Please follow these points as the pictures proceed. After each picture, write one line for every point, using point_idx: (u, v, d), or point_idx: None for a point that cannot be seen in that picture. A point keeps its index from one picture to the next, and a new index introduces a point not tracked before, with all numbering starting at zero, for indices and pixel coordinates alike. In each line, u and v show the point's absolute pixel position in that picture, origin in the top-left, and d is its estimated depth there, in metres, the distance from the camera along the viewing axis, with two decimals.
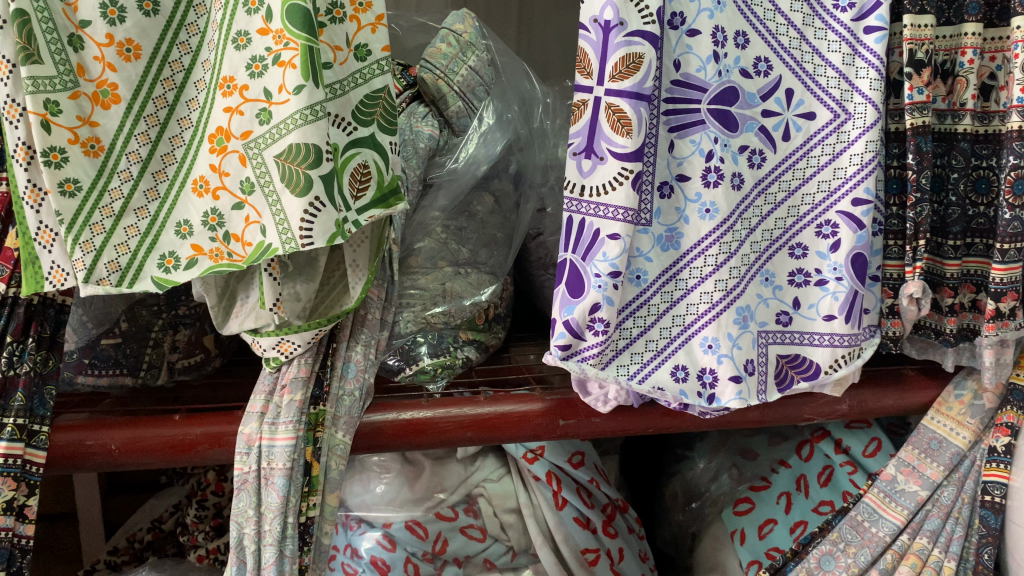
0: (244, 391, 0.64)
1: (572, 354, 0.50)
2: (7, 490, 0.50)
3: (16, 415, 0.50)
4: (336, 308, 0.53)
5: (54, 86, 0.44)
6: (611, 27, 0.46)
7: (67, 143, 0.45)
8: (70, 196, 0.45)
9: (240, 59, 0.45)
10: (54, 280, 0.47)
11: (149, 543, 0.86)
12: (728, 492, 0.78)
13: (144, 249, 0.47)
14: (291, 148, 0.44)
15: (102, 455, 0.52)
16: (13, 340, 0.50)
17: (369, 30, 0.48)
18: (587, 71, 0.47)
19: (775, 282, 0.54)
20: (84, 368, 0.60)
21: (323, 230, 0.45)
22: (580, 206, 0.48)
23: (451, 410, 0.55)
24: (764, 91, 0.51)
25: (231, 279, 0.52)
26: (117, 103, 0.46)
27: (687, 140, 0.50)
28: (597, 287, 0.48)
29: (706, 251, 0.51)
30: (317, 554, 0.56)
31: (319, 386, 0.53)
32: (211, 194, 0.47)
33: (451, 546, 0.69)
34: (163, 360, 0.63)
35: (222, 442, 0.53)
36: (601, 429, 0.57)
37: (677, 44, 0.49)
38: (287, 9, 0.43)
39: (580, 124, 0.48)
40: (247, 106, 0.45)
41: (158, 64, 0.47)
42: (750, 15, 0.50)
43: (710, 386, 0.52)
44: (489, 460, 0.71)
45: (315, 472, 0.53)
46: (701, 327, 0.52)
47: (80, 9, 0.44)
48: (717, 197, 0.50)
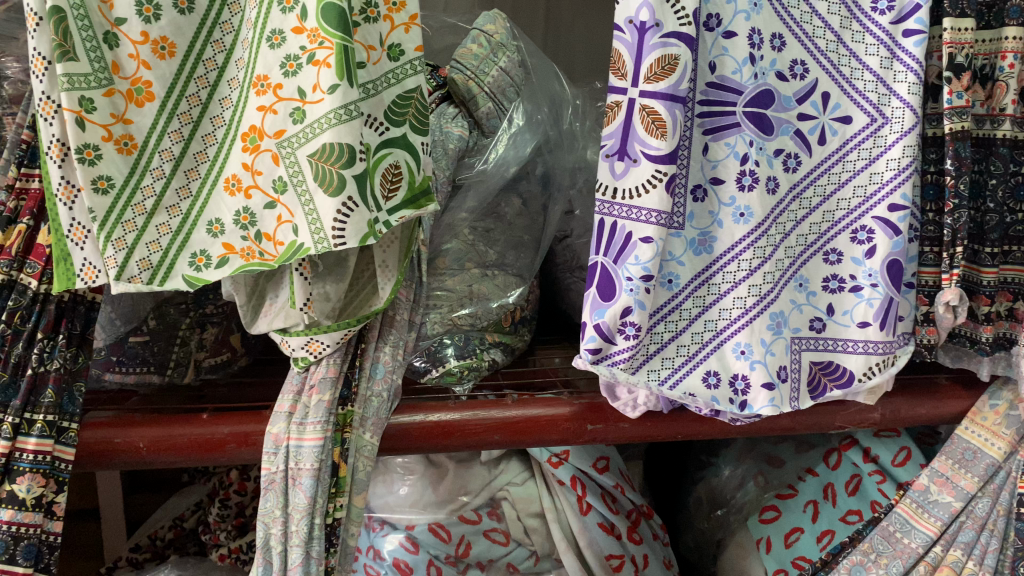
0: (270, 391, 0.63)
1: (603, 358, 0.50)
2: (36, 487, 0.50)
3: (46, 411, 0.50)
4: (366, 308, 0.52)
5: (89, 83, 0.44)
6: (646, 29, 0.45)
7: (101, 140, 0.45)
8: (103, 193, 0.45)
9: (275, 57, 0.45)
10: (86, 277, 0.47)
11: (171, 541, 0.86)
12: (754, 500, 0.78)
13: (176, 247, 0.47)
14: (324, 147, 0.43)
15: (130, 453, 0.52)
16: (44, 337, 0.50)
17: (403, 30, 0.48)
18: (621, 73, 0.47)
19: (810, 288, 0.54)
20: (112, 366, 0.59)
21: (356, 231, 0.44)
22: (613, 208, 0.48)
23: (479, 413, 0.55)
24: (800, 94, 0.51)
25: (260, 278, 0.52)
26: (151, 100, 0.46)
27: (722, 143, 0.49)
28: (628, 290, 0.48)
29: (739, 255, 0.50)
30: (343, 556, 0.56)
31: (348, 386, 0.53)
32: (244, 193, 0.47)
33: (474, 550, 0.68)
34: (190, 358, 0.62)
35: (250, 442, 0.52)
36: (629, 435, 0.57)
37: (713, 46, 0.48)
38: (322, 7, 0.43)
39: (614, 125, 0.47)
40: (281, 104, 0.45)
41: (192, 62, 0.47)
42: (787, 17, 0.50)
43: (743, 393, 0.51)
44: (513, 464, 0.71)
45: (342, 473, 0.53)
46: (734, 333, 0.51)
47: (116, 7, 0.44)
48: (752, 200, 0.49)
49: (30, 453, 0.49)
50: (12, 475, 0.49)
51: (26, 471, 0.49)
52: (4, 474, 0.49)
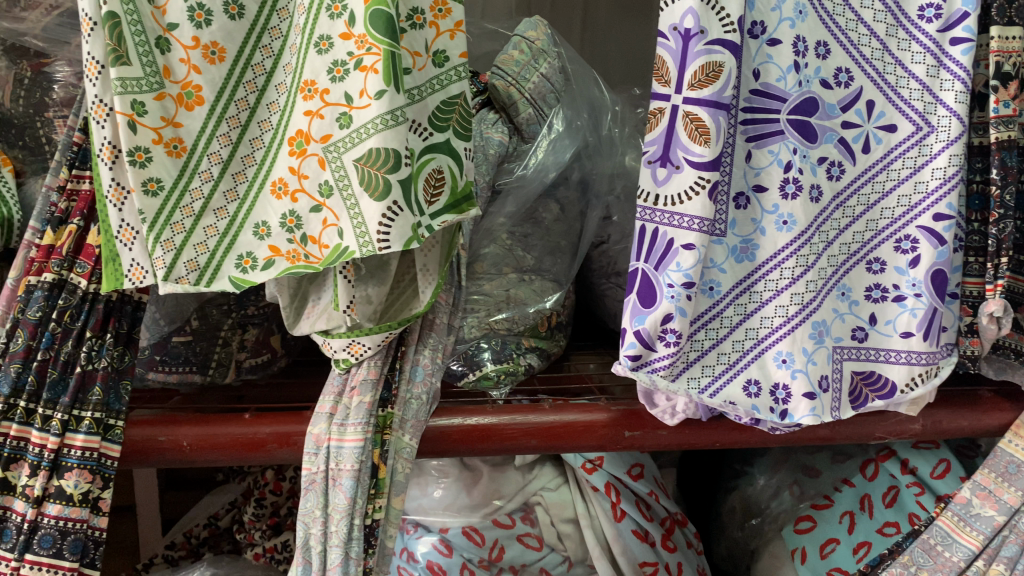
0: (309, 392, 0.64)
1: (642, 365, 0.49)
2: (83, 482, 0.51)
3: (94, 409, 0.51)
4: (406, 312, 0.53)
5: (141, 87, 0.45)
6: (691, 36, 0.45)
7: (152, 143, 0.46)
8: (153, 195, 0.46)
9: (322, 62, 0.45)
10: (133, 278, 0.47)
11: (205, 539, 0.87)
12: (789, 510, 0.77)
13: (223, 249, 0.48)
14: (371, 152, 0.44)
15: (173, 451, 0.53)
16: (92, 336, 0.51)
17: (448, 36, 0.48)
18: (665, 79, 0.47)
19: (852, 297, 0.53)
20: (155, 365, 0.60)
21: (400, 235, 0.45)
22: (654, 214, 0.48)
23: (516, 417, 0.55)
24: (845, 102, 0.50)
25: (303, 280, 0.53)
26: (201, 104, 0.47)
27: (766, 150, 0.49)
28: (669, 297, 0.47)
29: (782, 263, 0.50)
30: (381, 557, 0.56)
31: (389, 389, 0.54)
32: (290, 196, 0.47)
33: (508, 554, 0.68)
34: (232, 358, 0.63)
35: (291, 442, 0.53)
36: (667, 442, 0.57)
37: (757, 53, 0.48)
38: (371, 14, 0.43)
39: (656, 132, 0.47)
40: (328, 109, 0.45)
41: (241, 68, 0.48)
42: (832, 25, 0.50)
43: (783, 402, 0.51)
44: (547, 469, 0.71)
45: (382, 474, 0.53)
46: (775, 341, 0.51)
47: (169, 12, 0.45)
48: (796, 209, 0.49)
49: (78, 450, 0.51)
50: (61, 471, 0.50)
51: (73, 467, 0.50)
52: (53, 470, 0.51)
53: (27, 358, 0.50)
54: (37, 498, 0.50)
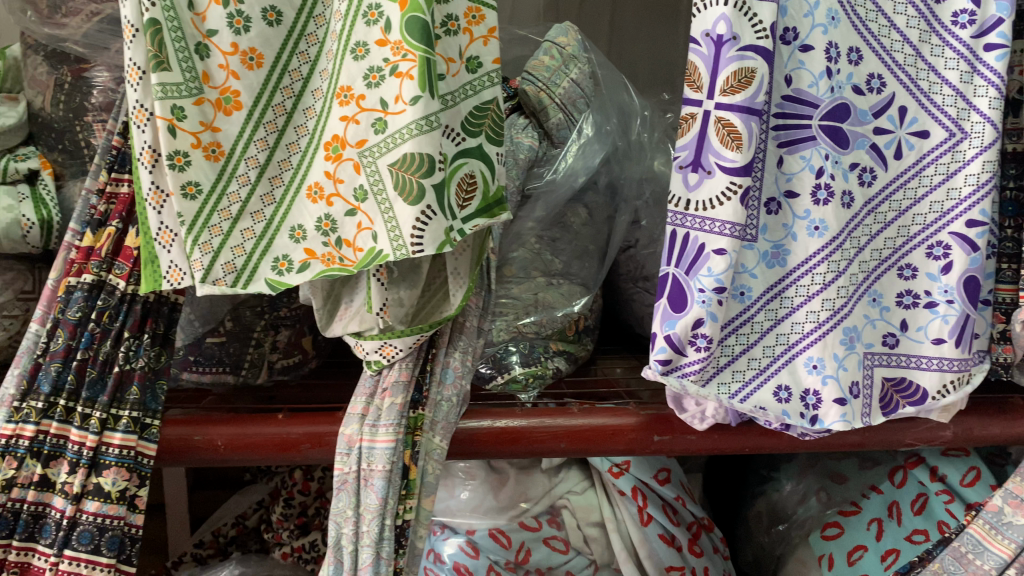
0: (339, 393, 0.65)
1: (673, 370, 0.50)
2: (121, 480, 0.52)
3: (132, 408, 0.52)
4: (436, 315, 0.53)
5: (181, 92, 0.45)
6: (723, 42, 0.45)
7: (190, 147, 0.46)
8: (191, 199, 0.47)
9: (358, 69, 0.46)
10: (172, 279, 0.48)
11: (233, 538, 0.89)
12: (816, 516, 0.77)
13: (259, 252, 0.49)
14: (405, 157, 0.45)
15: (208, 451, 0.53)
16: (131, 336, 0.52)
17: (481, 43, 0.49)
18: (697, 85, 0.47)
19: (883, 303, 0.53)
20: (190, 365, 0.62)
21: (433, 238, 0.45)
22: (686, 219, 0.48)
23: (545, 420, 0.56)
24: (877, 108, 0.50)
25: (336, 283, 0.54)
26: (239, 109, 0.48)
27: (798, 156, 0.49)
28: (700, 302, 0.48)
29: (813, 269, 0.50)
30: (411, 557, 0.57)
31: (420, 391, 0.54)
32: (325, 200, 0.48)
33: (534, 557, 0.69)
34: (264, 359, 0.64)
35: (324, 442, 0.54)
36: (695, 447, 0.57)
37: (789, 59, 0.48)
38: (406, 21, 0.44)
39: (688, 137, 0.48)
40: (363, 115, 0.46)
41: (278, 73, 0.48)
42: (864, 31, 0.50)
43: (814, 407, 0.51)
44: (573, 472, 0.72)
45: (412, 475, 0.54)
46: (806, 347, 0.51)
47: (208, 19, 0.46)
48: (827, 214, 0.49)
49: (116, 448, 0.51)
50: (99, 468, 0.51)
51: (111, 465, 0.51)
52: (92, 467, 0.52)
53: (67, 357, 0.52)
54: (77, 495, 0.51)
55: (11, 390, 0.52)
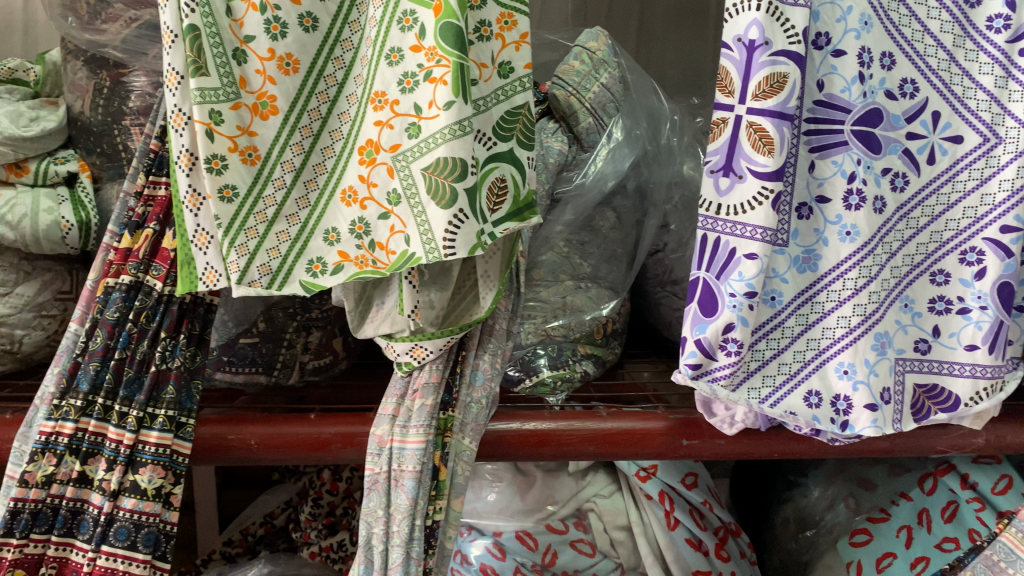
0: (368, 394, 0.65)
1: (702, 374, 0.50)
2: (156, 477, 0.53)
3: (168, 407, 0.53)
4: (467, 317, 0.54)
5: (218, 97, 0.46)
6: (756, 47, 0.45)
7: (227, 151, 0.47)
8: (228, 202, 0.48)
9: (392, 74, 0.47)
10: (207, 281, 0.49)
11: (261, 537, 0.90)
12: (844, 522, 0.76)
13: (294, 254, 0.50)
14: (439, 161, 0.45)
15: (242, 450, 0.54)
16: (167, 336, 0.53)
17: (513, 48, 0.49)
18: (728, 89, 0.47)
19: (915, 309, 0.53)
20: (223, 365, 0.63)
21: (465, 241, 0.46)
22: (716, 224, 0.48)
23: (574, 423, 0.56)
24: (909, 113, 0.50)
25: (368, 285, 0.54)
26: (275, 114, 0.48)
27: (830, 160, 0.49)
28: (731, 306, 0.48)
29: (845, 274, 0.50)
30: (440, 558, 0.57)
31: (450, 392, 0.55)
32: (359, 204, 0.49)
33: (561, 560, 0.69)
34: (296, 360, 0.65)
35: (355, 442, 0.54)
36: (725, 452, 0.57)
37: (821, 64, 0.48)
38: (440, 27, 0.44)
39: (720, 141, 0.48)
40: (397, 120, 0.46)
41: (314, 78, 0.49)
42: (897, 36, 0.49)
43: (844, 413, 0.51)
44: (600, 476, 0.72)
45: (442, 476, 0.54)
46: (837, 352, 0.51)
47: (246, 25, 0.47)
48: (859, 219, 0.49)
49: (152, 446, 0.52)
50: (136, 466, 0.52)
51: (148, 463, 0.52)
52: (128, 465, 0.52)
53: (105, 357, 0.53)
54: (114, 492, 0.52)
55: (52, 388, 0.53)
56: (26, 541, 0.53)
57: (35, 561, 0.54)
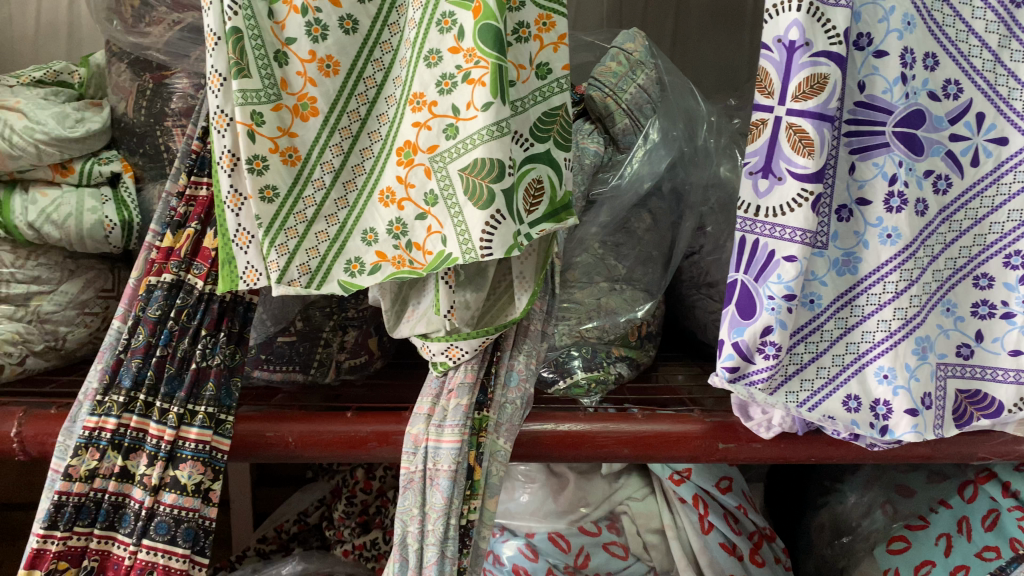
0: (403, 393, 0.66)
1: (740, 377, 0.49)
2: (196, 473, 0.53)
3: (207, 404, 0.54)
4: (502, 318, 0.54)
5: (260, 99, 0.47)
6: (796, 48, 0.45)
7: (269, 152, 0.48)
8: (269, 202, 0.48)
9: (431, 75, 0.47)
10: (248, 280, 0.50)
11: (295, 535, 0.90)
12: (881, 529, 0.75)
13: (333, 254, 0.50)
14: (476, 162, 0.45)
15: (279, 447, 0.55)
16: (208, 334, 0.54)
17: (551, 49, 0.49)
18: (768, 91, 0.47)
19: (957, 313, 0.52)
20: (262, 364, 0.64)
21: (503, 242, 0.46)
22: (755, 226, 0.48)
23: (609, 425, 0.56)
24: (953, 115, 0.50)
25: (404, 286, 0.55)
26: (315, 115, 0.49)
27: (870, 162, 0.48)
28: (769, 309, 0.47)
29: (885, 277, 0.49)
30: (474, 558, 0.57)
31: (485, 392, 0.55)
32: (397, 204, 0.49)
33: (593, 562, 0.69)
34: (332, 359, 0.66)
35: (391, 441, 0.55)
36: (761, 455, 0.56)
37: (862, 65, 0.48)
38: (479, 29, 0.44)
39: (759, 142, 0.47)
40: (435, 121, 0.47)
41: (354, 80, 0.50)
42: (941, 36, 0.49)
43: (884, 417, 0.50)
44: (633, 479, 0.72)
45: (477, 476, 0.54)
46: (877, 356, 0.50)
47: (287, 27, 0.48)
48: (901, 222, 0.48)
49: (192, 442, 0.53)
50: (176, 462, 0.53)
51: (188, 459, 0.53)
52: (169, 461, 0.53)
53: (147, 354, 0.54)
54: (155, 487, 0.53)
55: (95, 384, 0.54)
56: (69, 533, 0.54)
57: (78, 553, 0.55)
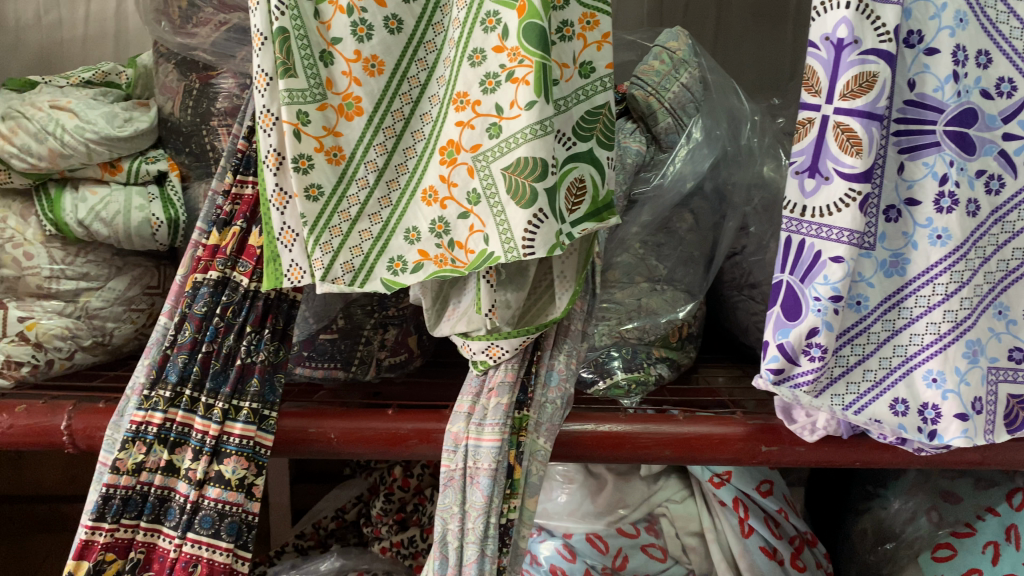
0: (441, 392, 0.66)
1: (785, 380, 0.49)
2: (240, 468, 0.54)
3: (252, 400, 0.54)
4: (542, 317, 0.54)
5: (306, 98, 0.47)
6: (844, 46, 0.45)
7: (314, 151, 0.48)
8: (314, 201, 0.49)
9: (475, 75, 0.47)
10: (292, 277, 0.50)
11: (333, 531, 0.91)
12: (926, 535, 0.74)
13: (376, 252, 0.50)
14: (519, 161, 0.45)
15: (322, 443, 0.55)
16: (253, 330, 0.55)
17: (595, 48, 0.49)
18: (815, 89, 0.46)
19: (1010, 316, 0.51)
20: (304, 360, 0.65)
21: (545, 241, 0.46)
22: (801, 226, 0.47)
23: (649, 427, 0.56)
24: (1006, 113, 0.48)
25: (445, 284, 0.55)
26: (360, 115, 0.49)
27: (920, 162, 0.48)
28: (816, 310, 0.47)
29: (935, 279, 0.48)
30: (514, 557, 0.57)
31: (525, 392, 0.55)
32: (439, 203, 0.49)
33: (632, 564, 0.69)
34: (372, 356, 0.66)
35: (431, 438, 0.55)
36: (804, 459, 0.55)
37: (913, 62, 0.47)
38: (525, 27, 0.44)
39: (805, 142, 0.47)
40: (479, 120, 0.47)
41: (398, 79, 0.50)
42: (994, 33, 0.48)
43: (932, 422, 0.49)
44: (672, 481, 0.72)
45: (517, 475, 0.55)
46: (925, 360, 0.49)
47: (333, 27, 0.48)
48: (951, 222, 0.47)
49: (236, 437, 0.54)
50: (221, 456, 0.54)
51: (232, 454, 0.54)
52: (214, 455, 0.54)
53: (193, 350, 0.55)
54: (200, 481, 0.54)
55: (142, 379, 0.55)
56: (117, 525, 0.55)
57: (125, 546, 0.56)
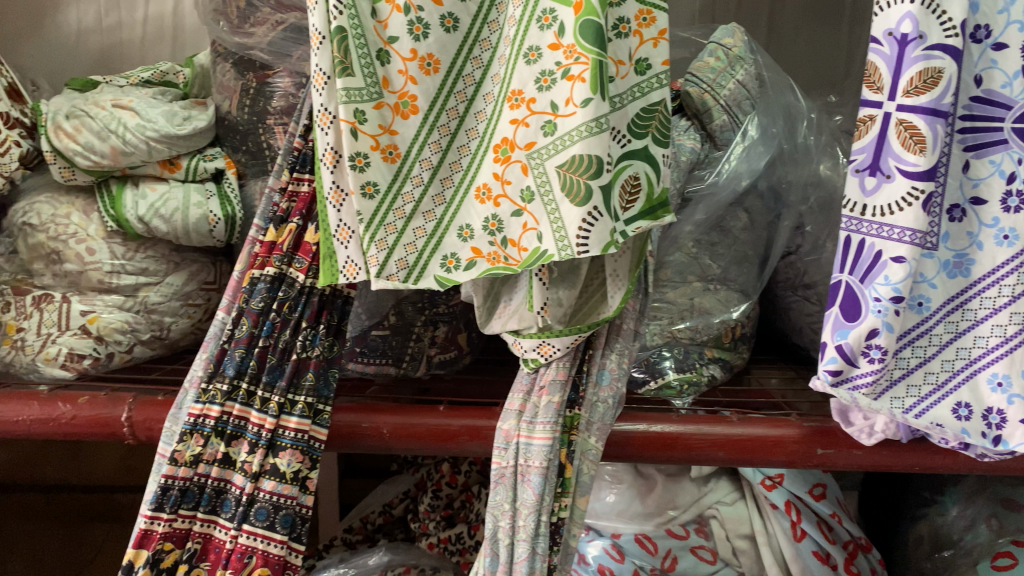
0: (490, 389, 0.66)
1: (843, 381, 0.48)
2: (295, 462, 0.55)
3: (306, 394, 0.55)
4: (594, 316, 0.53)
5: (362, 97, 0.48)
6: (908, 41, 0.44)
7: (370, 149, 0.49)
8: (370, 198, 0.49)
9: (530, 73, 0.47)
10: (348, 274, 0.51)
11: (380, 526, 0.92)
12: (985, 544, 0.72)
13: (429, 249, 0.50)
14: (574, 158, 0.45)
15: (374, 438, 0.56)
16: (308, 325, 0.56)
17: (651, 45, 0.49)
18: (877, 86, 0.46)
19: None
20: (356, 355, 0.66)
21: (599, 239, 0.45)
22: (861, 225, 0.46)
23: (702, 427, 0.55)
24: None
25: (496, 282, 0.55)
26: (416, 113, 0.50)
27: (986, 160, 0.46)
28: (876, 312, 0.45)
29: (1002, 280, 0.47)
30: (564, 555, 0.57)
31: (576, 391, 0.55)
32: (493, 201, 0.49)
33: (681, 565, 0.68)
34: (423, 353, 0.67)
35: (482, 435, 0.55)
36: (860, 463, 0.54)
37: (980, 58, 0.46)
38: (581, 25, 0.44)
39: (866, 140, 0.46)
40: (533, 118, 0.47)
41: (452, 78, 0.50)
42: None
43: (997, 427, 0.47)
44: (723, 482, 0.71)
45: (568, 474, 0.54)
46: (991, 362, 0.48)
47: (390, 26, 0.49)
48: (1019, 222, 0.46)
49: (291, 431, 0.55)
50: (276, 449, 0.55)
51: (287, 447, 0.55)
52: (269, 448, 0.55)
53: (250, 345, 0.55)
54: (255, 474, 0.54)
55: (201, 372, 0.56)
56: (175, 516, 0.56)
57: (182, 536, 0.57)
